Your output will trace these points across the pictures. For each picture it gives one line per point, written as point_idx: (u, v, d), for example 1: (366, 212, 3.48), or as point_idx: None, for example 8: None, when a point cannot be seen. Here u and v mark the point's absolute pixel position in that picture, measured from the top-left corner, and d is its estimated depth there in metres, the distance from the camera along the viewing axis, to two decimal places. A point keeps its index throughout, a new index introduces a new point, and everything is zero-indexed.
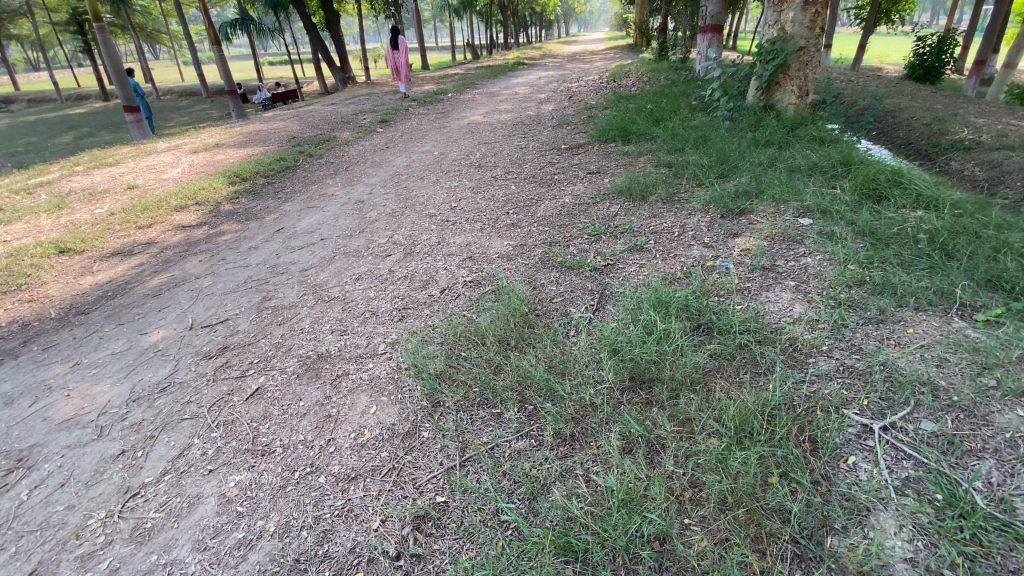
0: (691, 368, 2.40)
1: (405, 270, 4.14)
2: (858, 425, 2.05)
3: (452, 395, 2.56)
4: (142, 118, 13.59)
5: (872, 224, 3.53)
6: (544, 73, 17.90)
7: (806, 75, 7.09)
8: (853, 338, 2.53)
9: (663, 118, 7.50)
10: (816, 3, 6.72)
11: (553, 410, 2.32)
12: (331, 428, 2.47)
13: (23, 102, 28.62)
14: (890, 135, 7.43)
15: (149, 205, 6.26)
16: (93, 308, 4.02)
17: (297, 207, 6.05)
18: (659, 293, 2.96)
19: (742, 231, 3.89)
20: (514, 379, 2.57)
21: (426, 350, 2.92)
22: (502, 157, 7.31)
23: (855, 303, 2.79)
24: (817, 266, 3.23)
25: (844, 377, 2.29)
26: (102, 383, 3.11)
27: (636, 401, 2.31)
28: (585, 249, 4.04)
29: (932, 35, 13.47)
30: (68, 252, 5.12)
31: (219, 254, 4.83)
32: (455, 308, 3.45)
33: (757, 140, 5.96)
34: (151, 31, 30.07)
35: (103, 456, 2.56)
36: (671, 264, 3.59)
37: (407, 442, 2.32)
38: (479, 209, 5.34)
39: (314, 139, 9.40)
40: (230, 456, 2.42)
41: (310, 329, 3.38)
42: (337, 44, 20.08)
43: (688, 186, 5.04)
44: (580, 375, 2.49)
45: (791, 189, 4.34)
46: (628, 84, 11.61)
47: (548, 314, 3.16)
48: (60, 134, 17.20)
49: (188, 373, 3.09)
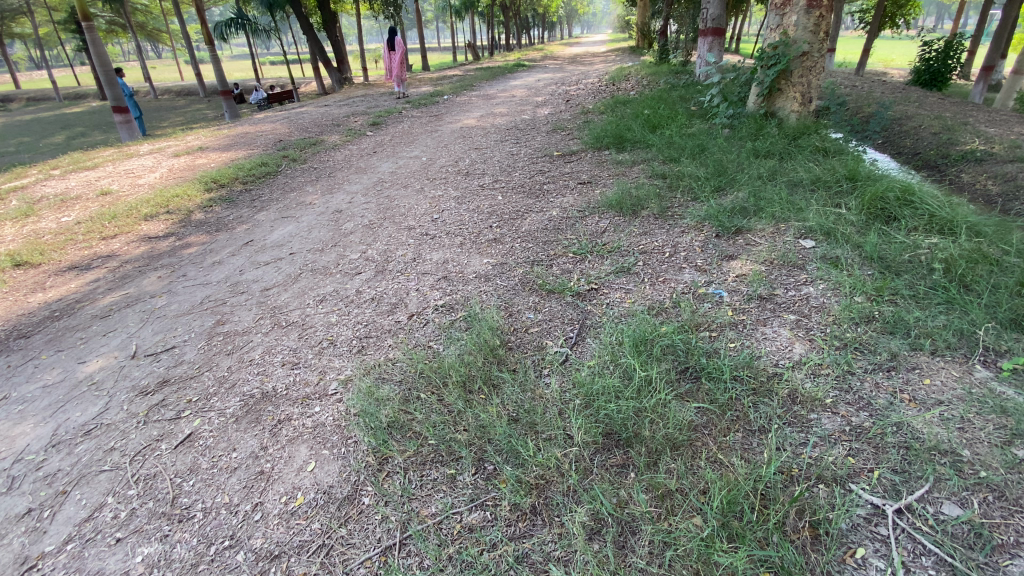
0: (675, 427, 2.06)
1: (373, 291, 3.82)
2: (868, 505, 1.75)
3: (402, 450, 2.25)
4: (131, 119, 13.33)
5: (880, 250, 3.21)
6: (543, 75, 17.54)
7: (809, 81, 6.75)
8: (861, 389, 2.22)
9: (661, 124, 7.19)
10: (820, 6, 6.38)
11: (513, 477, 1.99)
12: (261, 489, 2.15)
13: (20, 101, 28.37)
14: (897, 145, 7.11)
15: (117, 213, 5.96)
16: (35, 331, 3.70)
17: (272, 216, 5.75)
18: (643, 330, 2.64)
19: (738, 253, 3.57)
20: (473, 433, 2.25)
21: (380, 391, 2.60)
22: (492, 164, 7.01)
23: (862, 345, 2.48)
24: (820, 297, 2.91)
25: (851, 441, 1.98)
26: (24, 423, 2.77)
27: (611, 464, 1.99)
28: (569, 270, 3.72)
29: (939, 40, 13.11)
30: (25, 266, 4.81)
31: (180, 270, 4.53)
32: (421, 337, 3.14)
33: (757, 150, 5.65)
34: (151, 31, 29.93)
35: (8, 515, 2.22)
36: (660, 290, 3.27)
37: (344, 511, 2.01)
38: (461, 222, 5.02)
39: (300, 142, 9.11)
40: (142, 522, 2.09)
41: (260, 362, 3.07)
42: (333, 44, 19.73)
43: (682, 201, 4.71)
44: (547, 429, 2.17)
45: (792, 205, 4.02)
46: (627, 88, 11.32)
47: (521, 348, 2.84)
48: (50, 134, 16.92)
49: (119, 413, 2.76)
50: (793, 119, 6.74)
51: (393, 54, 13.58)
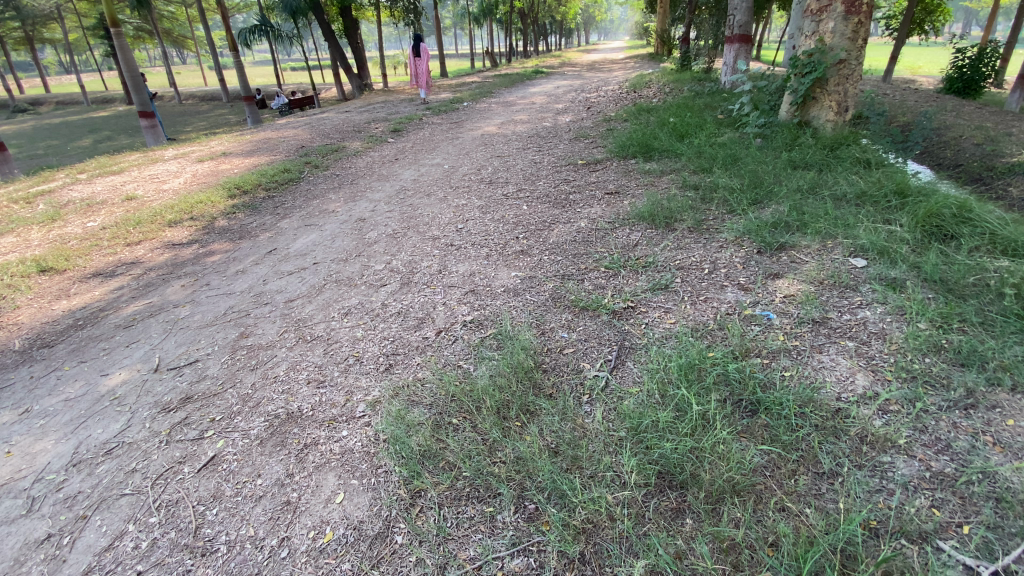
0: (737, 470, 1.90)
1: (400, 305, 3.70)
2: (961, 566, 1.57)
3: (436, 483, 2.11)
4: (157, 124, 13.52)
5: (940, 272, 3.02)
6: (562, 82, 17.42)
7: (846, 90, 6.51)
8: (937, 429, 2.03)
9: (688, 133, 7.02)
10: (859, 12, 6.13)
11: (559, 521, 1.85)
12: (288, 522, 2.03)
13: (50, 104, 29.10)
14: (936, 156, 6.83)
15: (142, 219, 5.96)
16: (59, 340, 3.64)
17: (295, 224, 5.70)
18: (692, 358, 2.48)
19: (784, 271, 3.38)
20: (512, 467, 2.10)
21: (411, 416, 2.48)
22: (515, 173, 6.88)
23: (933, 379, 2.28)
24: (879, 322, 2.70)
25: (934, 490, 1.79)
26: (45, 439, 2.67)
27: (666, 509, 1.85)
28: (601, 286, 3.55)
29: (971, 48, 12.70)
30: (50, 272, 4.80)
31: (204, 278, 4.48)
32: (450, 356, 3.00)
33: (793, 160, 5.44)
34: (177, 36, 30.50)
35: (27, 540, 2.10)
36: (702, 310, 3.08)
37: (376, 550, 1.87)
38: (486, 232, 4.89)
39: (322, 149, 9.10)
40: (164, 555, 1.97)
41: (285, 379, 2.97)
42: (354, 50, 19.86)
43: (718, 213, 4.52)
44: (594, 466, 2.03)
45: (839, 221, 3.82)
46: (650, 95, 11.16)
47: (557, 371, 2.69)
48: (79, 137, 17.26)
49: (141, 431, 2.66)
50: (829, 128, 6.51)
51: (419, 60, 13.63)
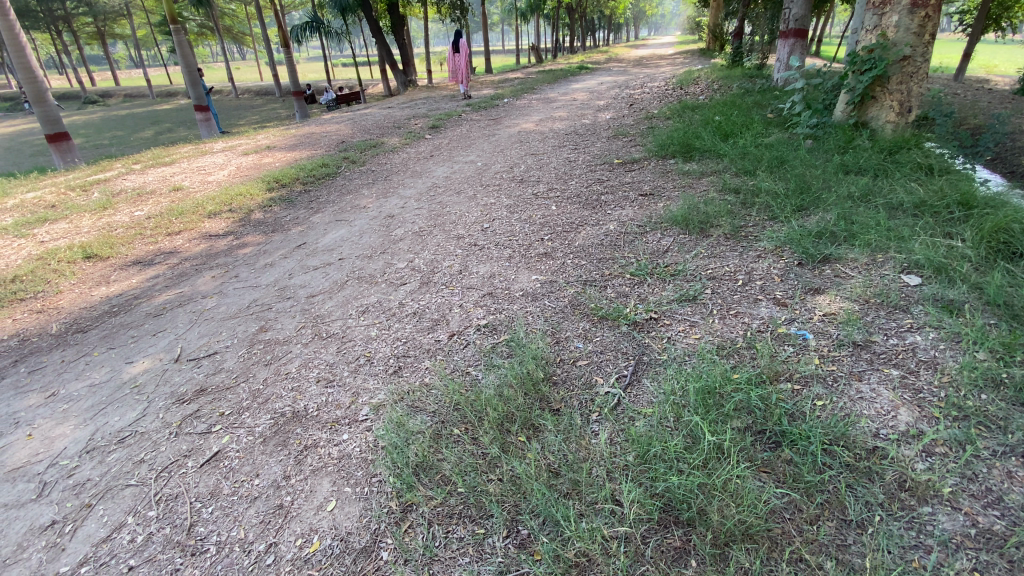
0: (750, 511, 1.73)
1: (416, 305, 3.65)
2: None
3: (428, 498, 2.02)
4: (211, 117, 14.10)
5: (1005, 295, 2.68)
6: (605, 78, 17.01)
7: (910, 88, 5.99)
8: (989, 478, 1.78)
9: (733, 133, 6.67)
10: (927, 6, 5.62)
11: (550, 551, 1.73)
12: (278, 527, 2.00)
13: (120, 97, 31.04)
14: (1012, 161, 6.20)
15: (184, 210, 6.19)
16: (93, 326, 3.80)
17: (326, 219, 5.76)
18: (712, 381, 2.28)
19: (826, 286, 3.10)
20: (508, 487, 1.99)
21: (411, 423, 2.40)
22: (548, 171, 6.73)
23: (988, 419, 2.01)
24: (930, 349, 2.42)
25: (979, 551, 1.57)
26: (65, 423, 2.77)
27: (668, 548, 1.70)
28: (624, 294, 3.38)
29: None
30: (94, 258, 5.03)
31: (233, 270, 4.58)
32: (460, 361, 2.91)
33: (845, 164, 5.05)
34: (236, 33, 31.83)
35: (33, 525, 2.16)
36: (731, 326, 2.86)
37: (360, 565, 1.81)
38: (511, 233, 4.78)
39: (361, 144, 9.22)
40: (156, 551, 1.98)
41: (295, 376, 2.96)
42: (399, 46, 20.12)
43: (758, 219, 4.23)
44: (595, 494, 1.89)
45: (892, 232, 3.49)
46: (696, 92, 10.71)
47: (567, 384, 2.54)
48: (142, 129, 18.26)
49: (154, 420, 2.71)
50: (889, 130, 6.01)
51: (459, 56, 13.64)
